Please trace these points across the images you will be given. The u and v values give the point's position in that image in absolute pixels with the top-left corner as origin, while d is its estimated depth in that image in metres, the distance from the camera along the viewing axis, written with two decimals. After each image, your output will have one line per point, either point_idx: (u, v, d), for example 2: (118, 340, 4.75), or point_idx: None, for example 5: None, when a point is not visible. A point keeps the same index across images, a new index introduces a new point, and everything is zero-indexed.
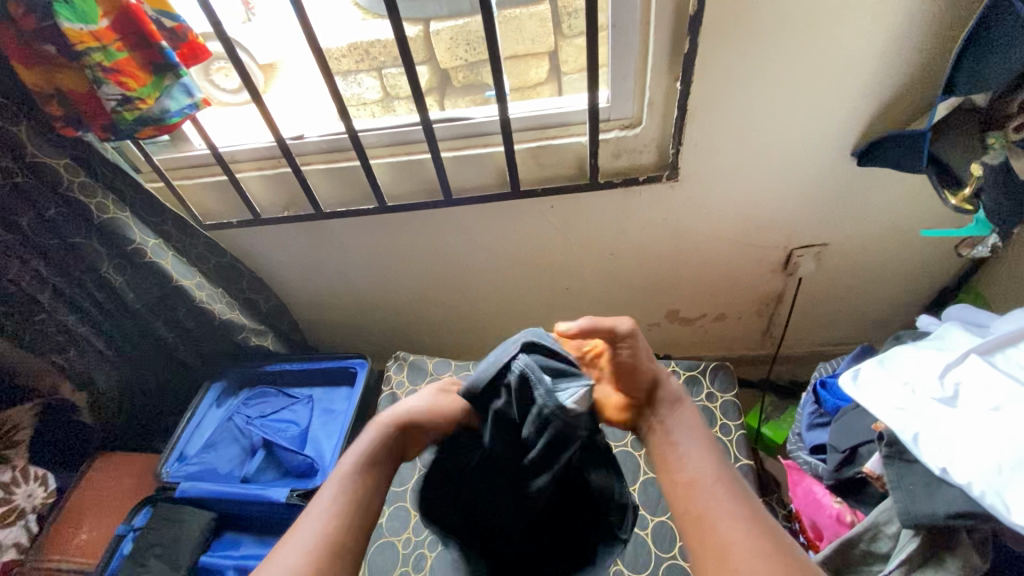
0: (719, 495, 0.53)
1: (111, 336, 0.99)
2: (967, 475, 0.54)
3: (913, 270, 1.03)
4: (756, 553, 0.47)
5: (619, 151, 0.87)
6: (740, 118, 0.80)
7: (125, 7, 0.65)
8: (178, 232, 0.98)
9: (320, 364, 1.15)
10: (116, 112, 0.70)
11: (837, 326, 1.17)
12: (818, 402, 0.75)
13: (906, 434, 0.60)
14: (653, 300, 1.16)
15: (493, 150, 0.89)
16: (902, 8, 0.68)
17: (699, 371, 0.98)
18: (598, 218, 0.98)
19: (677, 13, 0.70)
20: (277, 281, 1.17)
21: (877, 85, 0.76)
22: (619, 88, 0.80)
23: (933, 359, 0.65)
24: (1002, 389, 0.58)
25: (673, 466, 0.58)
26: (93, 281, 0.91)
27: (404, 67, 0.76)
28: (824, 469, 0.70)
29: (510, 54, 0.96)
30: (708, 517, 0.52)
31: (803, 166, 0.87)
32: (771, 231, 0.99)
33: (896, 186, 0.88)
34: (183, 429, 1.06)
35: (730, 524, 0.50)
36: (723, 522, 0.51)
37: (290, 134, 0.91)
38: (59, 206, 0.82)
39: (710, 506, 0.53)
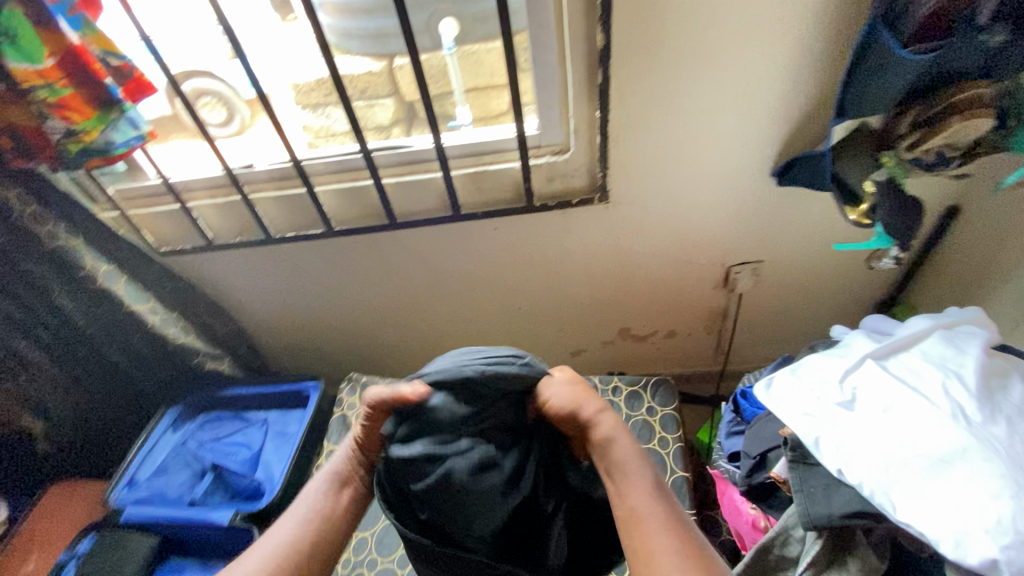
0: (669, 524, 0.50)
1: (66, 363, 1.00)
2: (860, 477, 0.57)
3: (847, 284, 1.07)
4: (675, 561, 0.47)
5: (551, 175, 0.92)
6: (659, 142, 0.85)
7: (71, 48, 0.70)
8: (132, 257, 1.01)
9: (276, 387, 1.16)
10: (62, 144, 0.75)
11: (783, 341, 1.20)
12: (736, 411, 0.77)
13: (808, 439, 0.63)
14: (603, 319, 1.19)
15: (433, 176, 0.94)
16: (795, 41, 0.73)
17: (640, 387, 1.00)
18: (540, 239, 1.02)
19: (589, 48, 0.76)
20: (235, 306, 1.19)
21: (783, 111, 0.81)
22: (546, 116, 0.85)
23: (836, 365, 0.68)
24: (891, 392, 0.61)
25: (618, 498, 0.53)
26: (47, 309, 0.93)
27: (342, 100, 0.82)
28: (739, 476, 0.71)
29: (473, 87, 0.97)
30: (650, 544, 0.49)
31: (727, 186, 0.92)
32: (707, 249, 1.03)
33: (816, 204, 0.93)
34: (135, 455, 1.07)
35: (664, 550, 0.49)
36: (665, 554, 0.48)
37: (239, 164, 0.95)
38: (7, 235, 0.84)
39: (649, 523, 0.51)
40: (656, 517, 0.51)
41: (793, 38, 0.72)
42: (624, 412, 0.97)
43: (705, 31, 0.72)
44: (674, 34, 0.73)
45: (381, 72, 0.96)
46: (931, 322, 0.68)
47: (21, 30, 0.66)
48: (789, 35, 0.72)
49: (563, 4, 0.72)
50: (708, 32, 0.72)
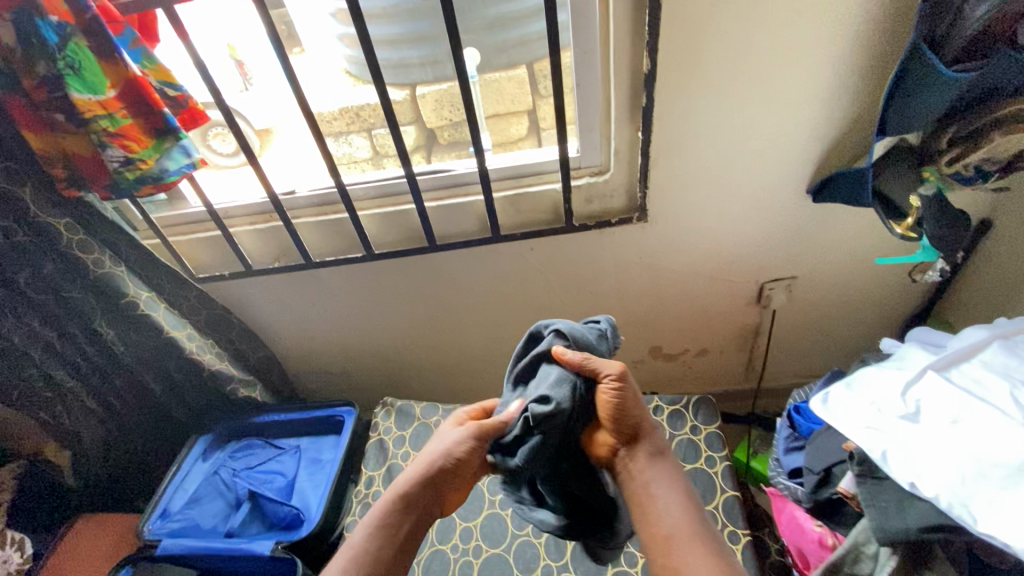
0: (693, 533, 0.59)
1: (99, 391, 0.99)
2: (934, 489, 0.57)
3: (879, 299, 1.08)
4: (700, 558, 0.57)
5: (590, 196, 0.93)
6: (699, 162, 0.87)
7: (132, 79, 0.71)
8: (171, 283, 1.00)
9: (309, 413, 1.14)
10: (118, 173, 0.76)
11: (814, 357, 1.21)
12: (792, 426, 0.78)
13: (874, 452, 0.62)
14: (635, 338, 1.19)
15: (473, 199, 0.95)
16: (835, 64, 0.75)
17: (681, 405, 0.99)
18: (576, 259, 1.03)
19: (633, 72, 0.78)
20: (266, 331, 1.19)
21: (821, 131, 0.83)
22: (587, 139, 0.87)
23: (893, 377, 0.69)
24: (958, 403, 0.61)
25: (654, 512, 0.61)
26: (86, 337, 0.93)
27: (389, 126, 0.84)
28: (802, 492, 0.72)
29: (495, 114, 1.05)
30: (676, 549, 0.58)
31: (764, 204, 0.93)
32: (742, 266, 1.03)
33: (852, 220, 0.94)
34: (167, 486, 1.05)
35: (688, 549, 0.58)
36: (691, 555, 0.57)
37: (283, 190, 0.98)
38: (56, 262, 0.85)
39: (676, 539, 0.59)
40: (681, 528, 0.59)
41: (832, 61, 0.75)
42: (668, 431, 0.97)
43: (748, 55, 0.74)
44: (718, 59, 0.75)
45: (405, 101, 1.06)
46: (990, 333, 0.68)
47: (86, 61, 0.68)
48: (829, 57, 0.75)
49: (609, 32, 0.75)
50: (751, 56, 0.75)
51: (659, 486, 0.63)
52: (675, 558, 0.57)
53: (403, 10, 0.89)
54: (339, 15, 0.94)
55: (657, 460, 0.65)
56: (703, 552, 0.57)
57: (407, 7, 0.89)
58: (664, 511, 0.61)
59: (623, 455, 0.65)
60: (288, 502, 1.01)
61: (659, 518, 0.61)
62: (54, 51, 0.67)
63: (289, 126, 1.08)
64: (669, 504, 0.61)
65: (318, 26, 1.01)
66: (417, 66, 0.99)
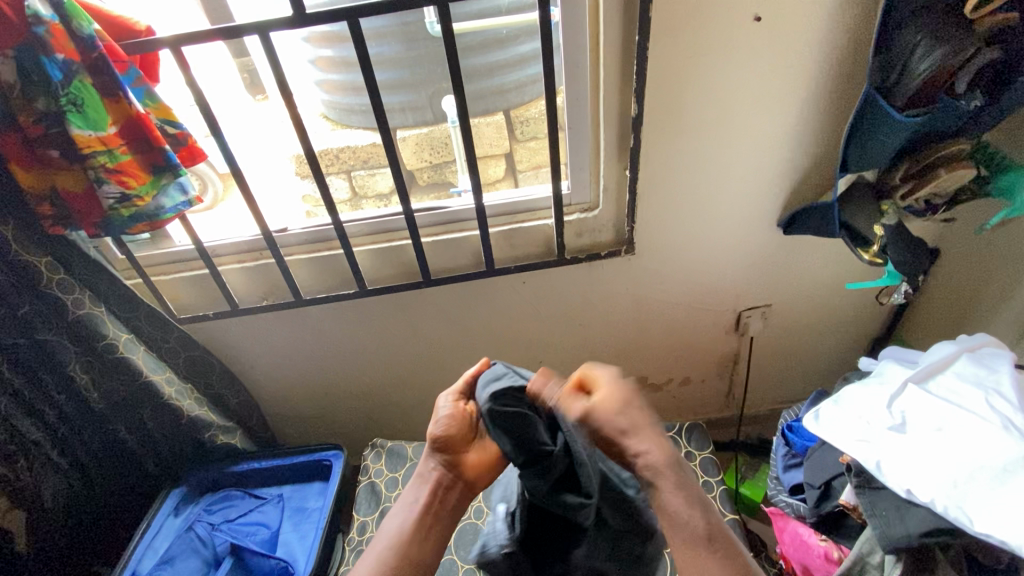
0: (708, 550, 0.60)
1: (64, 442, 0.90)
2: (930, 494, 0.61)
3: (846, 323, 1.15)
4: (715, 563, 0.60)
5: (581, 230, 0.97)
6: (683, 198, 0.93)
7: (134, 116, 0.71)
8: (152, 325, 0.96)
9: (293, 459, 1.08)
10: (113, 209, 0.75)
11: (788, 381, 1.26)
12: (788, 445, 0.85)
13: (869, 463, 0.67)
14: (622, 370, 1.21)
15: (467, 234, 0.98)
16: (799, 112, 0.84)
17: (675, 432, 1.02)
18: (568, 293, 1.06)
19: (621, 116, 0.85)
20: (246, 374, 1.15)
21: (789, 171, 0.91)
22: (577, 177, 0.93)
23: (877, 393, 0.75)
24: (940, 412, 0.67)
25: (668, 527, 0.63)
26: (56, 383, 0.87)
27: (390, 164, 0.86)
28: (806, 508, 0.78)
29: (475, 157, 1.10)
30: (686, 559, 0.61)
31: (742, 238, 1.00)
32: (722, 296, 1.09)
33: (818, 251, 1.02)
34: (134, 547, 0.95)
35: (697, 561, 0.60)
36: (702, 560, 0.60)
37: (275, 228, 0.98)
38: (33, 303, 0.80)
39: (694, 544, 0.61)
40: (697, 539, 0.61)
41: (796, 108, 0.84)
42: None
43: (724, 103, 0.82)
44: (699, 105, 0.82)
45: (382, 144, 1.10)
46: (957, 347, 0.75)
47: (90, 99, 0.68)
48: (794, 106, 0.84)
49: (600, 80, 0.82)
50: (727, 104, 0.82)
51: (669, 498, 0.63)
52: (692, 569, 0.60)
53: (392, 58, 0.93)
54: (319, 62, 0.96)
55: (658, 478, 0.63)
56: (719, 563, 0.60)
57: (391, 56, 0.93)
58: (676, 526, 0.62)
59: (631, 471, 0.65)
60: (272, 554, 0.95)
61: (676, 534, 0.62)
62: (58, 88, 0.66)
63: (258, 169, 1.10)
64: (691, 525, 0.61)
65: (298, 74, 1.00)
66: (399, 111, 1.00)
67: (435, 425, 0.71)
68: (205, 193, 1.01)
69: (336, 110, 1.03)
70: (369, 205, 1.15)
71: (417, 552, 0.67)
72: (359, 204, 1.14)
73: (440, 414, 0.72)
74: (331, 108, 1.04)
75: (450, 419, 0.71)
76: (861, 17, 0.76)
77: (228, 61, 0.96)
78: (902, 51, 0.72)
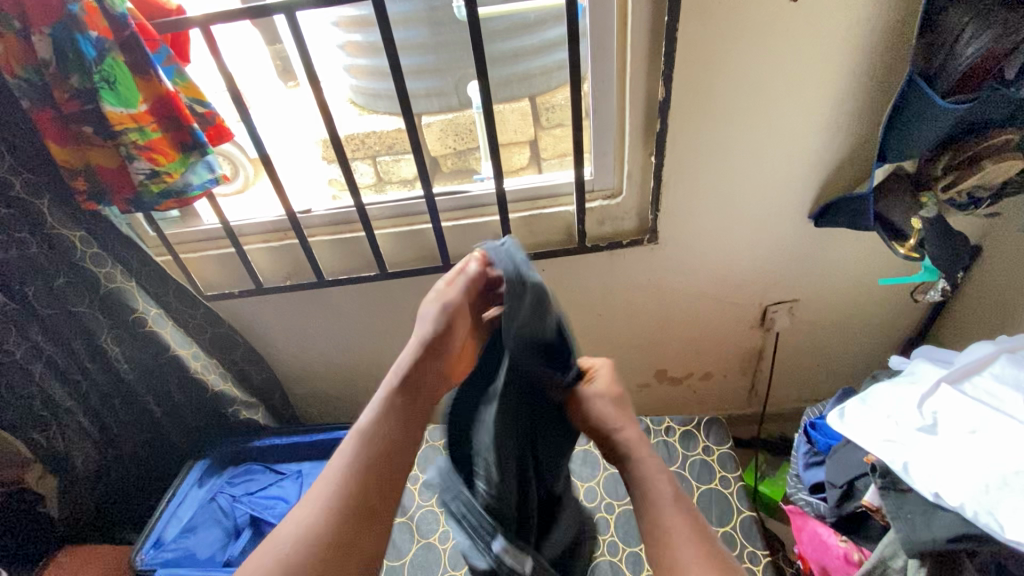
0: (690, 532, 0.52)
1: (95, 411, 0.93)
2: (959, 498, 0.58)
3: (877, 321, 1.11)
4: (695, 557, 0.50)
5: (603, 218, 0.96)
6: (709, 187, 0.90)
7: (164, 94, 0.73)
8: (180, 301, 0.99)
9: (311, 437, 1.10)
10: (143, 185, 0.77)
11: (814, 379, 1.23)
12: (810, 443, 0.82)
13: (896, 464, 0.64)
14: (642, 362, 1.20)
15: (488, 219, 0.98)
16: (835, 98, 0.81)
17: (693, 426, 1.00)
18: (588, 282, 1.04)
19: (648, 101, 0.83)
20: (269, 353, 1.17)
21: (822, 161, 0.88)
22: (601, 162, 0.91)
23: (907, 392, 0.72)
24: (974, 414, 0.64)
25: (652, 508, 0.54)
26: (89, 353, 0.90)
27: (413, 148, 0.86)
28: (825, 507, 0.76)
29: (499, 143, 1.09)
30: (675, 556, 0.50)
31: (770, 230, 0.97)
32: (747, 289, 1.06)
33: (850, 245, 0.99)
34: (161, 514, 0.99)
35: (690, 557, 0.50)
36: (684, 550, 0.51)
37: (299, 209, 0.99)
38: (68, 276, 0.83)
39: (676, 536, 0.51)
40: (678, 522, 0.52)
41: (833, 93, 0.80)
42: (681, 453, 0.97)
43: (755, 87, 0.79)
44: (729, 90, 0.79)
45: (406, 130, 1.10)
46: (996, 348, 0.72)
47: (122, 75, 0.69)
48: (830, 92, 0.80)
49: (626, 62, 0.80)
50: (760, 88, 0.79)
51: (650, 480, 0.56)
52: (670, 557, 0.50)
53: (418, 43, 0.93)
54: (348, 47, 0.96)
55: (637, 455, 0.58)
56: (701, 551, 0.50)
57: (419, 40, 0.92)
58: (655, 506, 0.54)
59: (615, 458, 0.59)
60: None
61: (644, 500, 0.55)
62: (91, 65, 0.68)
63: (287, 154, 1.12)
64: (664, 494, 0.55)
65: (326, 58, 1.00)
66: (424, 96, 1.00)
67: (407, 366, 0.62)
68: (235, 175, 1.04)
69: (364, 95, 1.03)
70: (393, 190, 1.16)
71: (364, 502, 0.53)
72: (384, 189, 1.15)
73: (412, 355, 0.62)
74: (358, 93, 1.04)
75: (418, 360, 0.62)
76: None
77: (260, 49, 0.98)
78: (948, 32, 0.68)
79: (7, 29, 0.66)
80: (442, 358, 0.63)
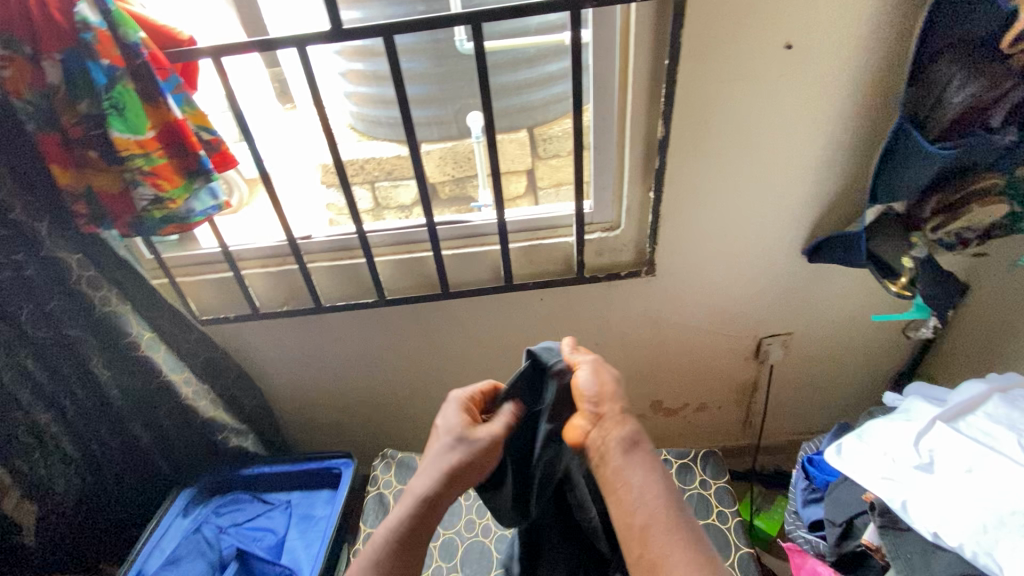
0: (670, 525, 0.56)
1: (81, 437, 0.90)
2: (958, 538, 0.60)
3: (869, 355, 1.12)
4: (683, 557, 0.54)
5: (601, 250, 0.97)
6: (704, 224, 0.93)
7: (173, 122, 0.73)
8: (173, 324, 0.97)
9: (301, 466, 1.08)
10: (145, 211, 0.77)
11: (808, 412, 1.23)
12: (808, 478, 0.82)
13: (894, 502, 0.66)
14: (638, 392, 1.19)
15: (488, 248, 0.99)
16: (827, 141, 0.84)
17: (690, 459, 1.00)
18: (586, 313, 1.05)
19: (647, 139, 0.85)
20: (261, 377, 1.16)
21: (815, 201, 0.90)
22: (600, 196, 0.93)
23: (903, 428, 0.73)
24: (972, 454, 0.65)
25: (628, 502, 0.58)
26: (77, 377, 0.88)
27: (415, 178, 0.87)
28: (825, 545, 0.76)
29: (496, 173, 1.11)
30: (661, 542, 0.55)
31: (764, 265, 0.99)
32: (742, 322, 1.07)
33: (843, 281, 1.01)
34: (142, 546, 0.96)
35: (670, 545, 0.55)
36: (673, 549, 0.55)
37: (299, 235, 0.99)
38: (61, 298, 0.82)
39: (653, 531, 0.56)
40: (658, 516, 0.56)
41: (824, 135, 0.83)
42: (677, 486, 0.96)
43: (750, 128, 0.82)
44: (723, 130, 0.82)
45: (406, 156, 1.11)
46: (988, 385, 0.74)
47: (131, 103, 0.70)
48: (822, 134, 0.83)
49: (627, 101, 0.83)
50: (756, 129, 0.82)
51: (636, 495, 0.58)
52: (654, 549, 0.55)
53: (421, 73, 0.95)
54: (350, 75, 0.98)
55: (635, 448, 0.61)
56: (684, 544, 0.55)
57: (422, 71, 0.95)
58: (638, 500, 0.57)
59: (595, 432, 0.62)
60: (278, 561, 0.95)
61: (644, 511, 0.57)
62: (101, 92, 0.69)
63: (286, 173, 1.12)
64: (644, 494, 0.58)
65: (329, 85, 1.03)
66: (424, 125, 1.02)
67: (446, 450, 0.64)
68: (232, 196, 1.03)
69: (364, 121, 1.04)
70: (391, 216, 1.17)
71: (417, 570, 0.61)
72: (381, 214, 1.16)
73: (452, 441, 0.64)
74: (359, 120, 1.06)
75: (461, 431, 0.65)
76: (891, 51, 0.76)
77: (263, 69, 1.00)
78: (938, 81, 0.71)
79: (16, 53, 0.67)
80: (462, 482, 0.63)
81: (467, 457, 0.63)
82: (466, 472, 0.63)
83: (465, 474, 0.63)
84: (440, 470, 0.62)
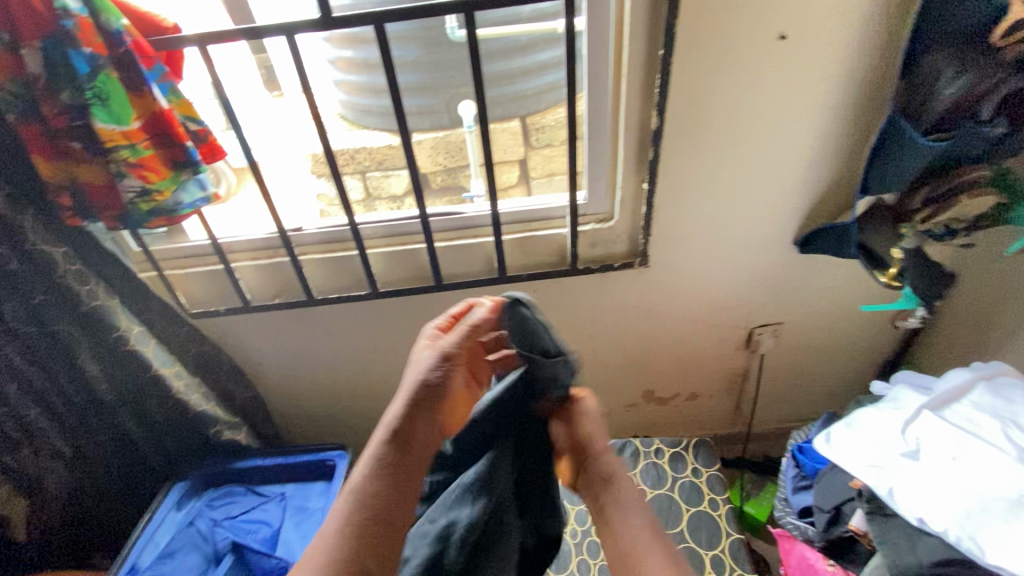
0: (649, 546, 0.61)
1: (70, 431, 0.89)
2: (942, 523, 0.61)
3: (858, 343, 1.14)
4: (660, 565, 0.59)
5: (595, 241, 0.97)
6: (696, 216, 0.93)
7: (158, 112, 0.72)
8: (162, 317, 0.96)
9: (296, 459, 1.08)
10: (132, 203, 0.76)
11: (797, 400, 1.25)
12: (798, 466, 0.84)
13: (881, 489, 0.67)
14: (630, 381, 1.20)
15: (482, 240, 0.98)
16: (820, 132, 0.84)
17: (682, 448, 1.01)
18: (580, 304, 1.05)
19: (641, 130, 0.85)
20: (254, 369, 1.15)
21: (806, 192, 0.91)
22: (594, 187, 0.93)
23: (891, 417, 0.74)
24: (956, 442, 0.67)
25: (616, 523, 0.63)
26: (66, 372, 0.86)
27: (408, 170, 0.86)
28: (814, 531, 0.77)
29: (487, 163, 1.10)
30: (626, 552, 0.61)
31: (756, 256, 0.99)
32: (734, 312, 1.08)
33: (832, 272, 1.02)
34: (136, 540, 0.96)
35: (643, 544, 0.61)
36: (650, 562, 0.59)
37: (291, 227, 0.98)
38: (47, 293, 0.80)
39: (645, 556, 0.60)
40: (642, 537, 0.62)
41: (816, 126, 0.84)
42: (670, 475, 0.98)
43: (745, 119, 0.82)
44: (717, 121, 0.82)
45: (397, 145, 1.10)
46: (974, 374, 0.75)
47: (115, 92, 0.68)
48: (815, 125, 0.83)
49: (621, 92, 0.82)
50: (749, 120, 0.82)
51: (621, 512, 0.64)
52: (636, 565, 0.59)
53: (411, 62, 0.93)
54: (339, 63, 0.97)
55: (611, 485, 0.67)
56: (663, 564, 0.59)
57: (413, 59, 0.93)
58: (625, 526, 0.63)
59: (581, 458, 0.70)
60: (273, 552, 0.95)
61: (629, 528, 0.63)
62: (83, 82, 0.67)
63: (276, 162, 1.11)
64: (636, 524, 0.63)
65: (318, 74, 1.02)
66: (414, 115, 1.01)
67: (414, 373, 0.65)
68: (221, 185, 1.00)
69: (354, 110, 1.04)
70: (382, 207, 1.16)
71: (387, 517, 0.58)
72: (372, 205, 1.15)
73: (422, 360, 0.66)
74: (349, 108, 1.04)
75: (433, 358, 0.65)
76: (885, 42, 0.76)
77: (248, 59, 0.97)
78: (928, 75, 0.71)
79: None
80: (430, 409, 0.64)
81: (430, 377, 0.64)
82: (429, 396, 0.63)
83: (426, 400, 0.63)
84: (404, 399, 0.64)
